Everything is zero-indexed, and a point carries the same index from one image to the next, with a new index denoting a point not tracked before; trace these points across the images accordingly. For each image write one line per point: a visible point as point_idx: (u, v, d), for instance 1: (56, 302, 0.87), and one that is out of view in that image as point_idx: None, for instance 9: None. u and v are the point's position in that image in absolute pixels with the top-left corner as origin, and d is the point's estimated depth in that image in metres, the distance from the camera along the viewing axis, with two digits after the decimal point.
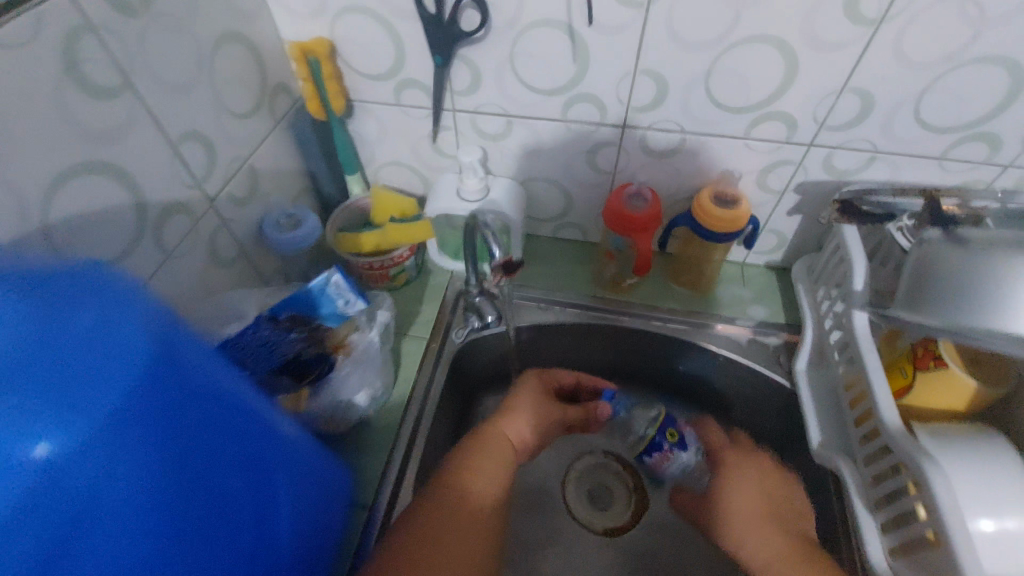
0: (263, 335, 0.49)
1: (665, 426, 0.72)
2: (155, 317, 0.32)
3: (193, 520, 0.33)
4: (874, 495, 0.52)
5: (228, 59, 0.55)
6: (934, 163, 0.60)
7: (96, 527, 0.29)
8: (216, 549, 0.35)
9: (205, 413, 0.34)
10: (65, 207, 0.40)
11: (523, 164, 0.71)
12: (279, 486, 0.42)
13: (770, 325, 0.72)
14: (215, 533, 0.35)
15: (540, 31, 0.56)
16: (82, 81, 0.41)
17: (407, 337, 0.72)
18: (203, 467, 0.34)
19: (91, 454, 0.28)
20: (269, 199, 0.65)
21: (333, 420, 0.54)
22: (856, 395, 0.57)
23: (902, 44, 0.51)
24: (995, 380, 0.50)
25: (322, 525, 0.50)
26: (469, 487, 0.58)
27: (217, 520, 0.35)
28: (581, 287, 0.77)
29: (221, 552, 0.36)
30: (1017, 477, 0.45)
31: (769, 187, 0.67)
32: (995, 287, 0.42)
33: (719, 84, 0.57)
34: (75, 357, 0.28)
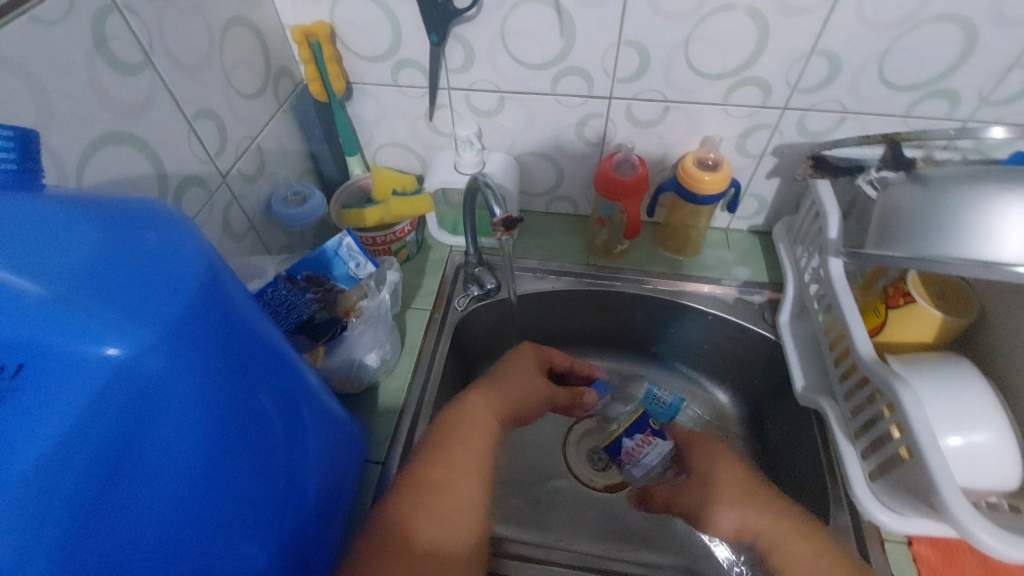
0: (281, 295, 0.52)
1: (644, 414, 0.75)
2: (204, 253, 0.32)
3: (236, 444, 0.35)
4: (853, 425, 0.55)
5: (236, 42, 0.58)
6: (899, 120, 0.65)
7: (156, 440, 0.30)
8: (255, 473, 0.37)
9: (243, 347, 0.36)
10: (97, 175, 0.44)
11: (516, 138, 0.75)
12: (303, 423, 0.44)
13: (755, 284, 0.76)
14: (255, 459, 0.37)
15: (528, 7, 0.60)
16: (109, 58, 0.44)
17: (411, 308, 0.75)
18: (242, 393, 0.35)
19: (156, 366, 0.29)
20: (275, 178, 0.68)
21: (346, 379, 0.58)
22: (835, 338, 0.60)
23: (863, 6, 0.55)
24: (959, 311, 0.54)
25: (341, 467, 0.53)
26: (445, 483, 0.50)
27: (255, 447, 0.37)
28: (575, 256, 0.81)
29: (260, 477, 0.38)
30: (986, 394, 0.48)
31: (748, 151, 0.71)
32: (952, 216, 0.46)
33: (698, 53, 0.61)
34: (138, 286, 0.28)
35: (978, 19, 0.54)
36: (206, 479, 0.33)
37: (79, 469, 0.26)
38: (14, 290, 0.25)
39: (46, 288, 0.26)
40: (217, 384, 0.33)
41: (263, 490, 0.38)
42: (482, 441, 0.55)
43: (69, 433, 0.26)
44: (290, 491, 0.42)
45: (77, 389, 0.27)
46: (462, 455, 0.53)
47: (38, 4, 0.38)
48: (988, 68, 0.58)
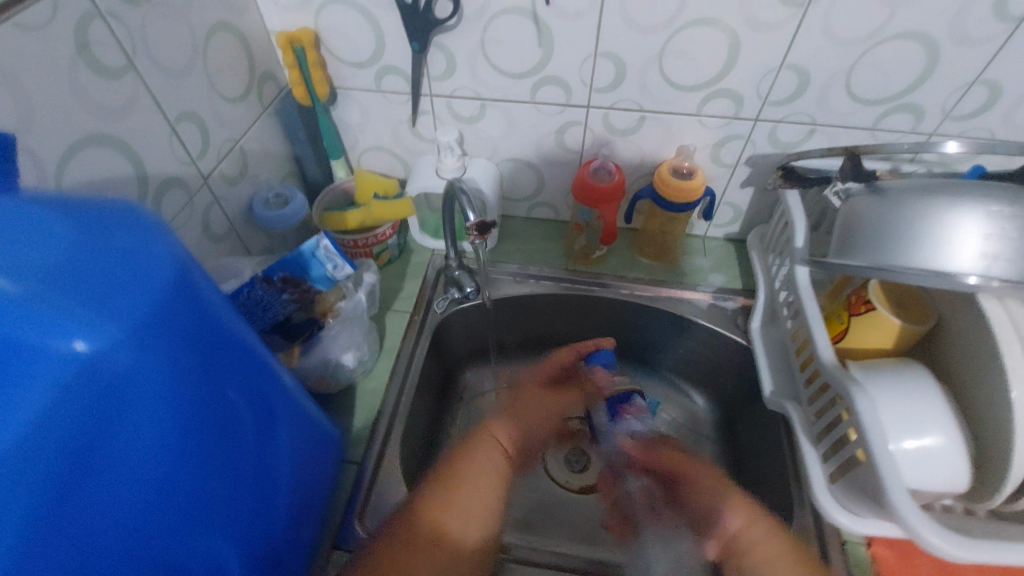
0: (257, 296, 0.52)
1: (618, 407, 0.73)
2: (179, 253, 0.33)
3: (205, 439, 0.36)
4: (816, 429, 0.57)
5: (220, 47, 0.60)
6: (868, 133, 0.67)
7: (122, 432, 0.31)
8: (224, 468, 0.38)
9: (216, 347, 0.37)
10: (77, 176, 0.45)
11: (497, 145, 0.77)
12: (276, 420, 0.45)
13: (729, 290, 0.78)
14: (224, 454, 0.38)
15: (507, 17, 0.61)
16: (91, 63, 0.45)
17: (391, 311, 0.76)
18: (213, 389, 0.36)
19: (123, 361, 0.30)
20: (257, 180, 0.69)
21: (321, 379, 0.59)
22: (801, 344, 0.62)
23: (829, 23, 0.57)
24: (919, 319, 0.56)
25: (317, 467, 0.54)
26: (459, 517, 0.55)
27: (225, 443, 0.38)
28: (555, 261, 0.83)
29: (228, 472, 0.39)
30: (938, 398, 0.50)
31: (722, 161, 0.73)
32: (908, 227, 0.48)
33: (671, 65, 0.63)
34: (108, 285, 0.29)
35: (938, 38, 0.56)
36: (172, 472, 0.34)
37: (43, 458, 0.27)
38: None
39: (16, 284, 0.26)
40: (186, 380, 0.34)
41: (232, 483, 0.39)
42: (493, 464, 0.61)
43: (35, 424, 0.27)
44: (260, 485, 0.43)
45: (44, 381, 0.28)
46: (474, 475, 0.59)
47: (20, 10, 0.39)
48: (950, 84, 0.60)
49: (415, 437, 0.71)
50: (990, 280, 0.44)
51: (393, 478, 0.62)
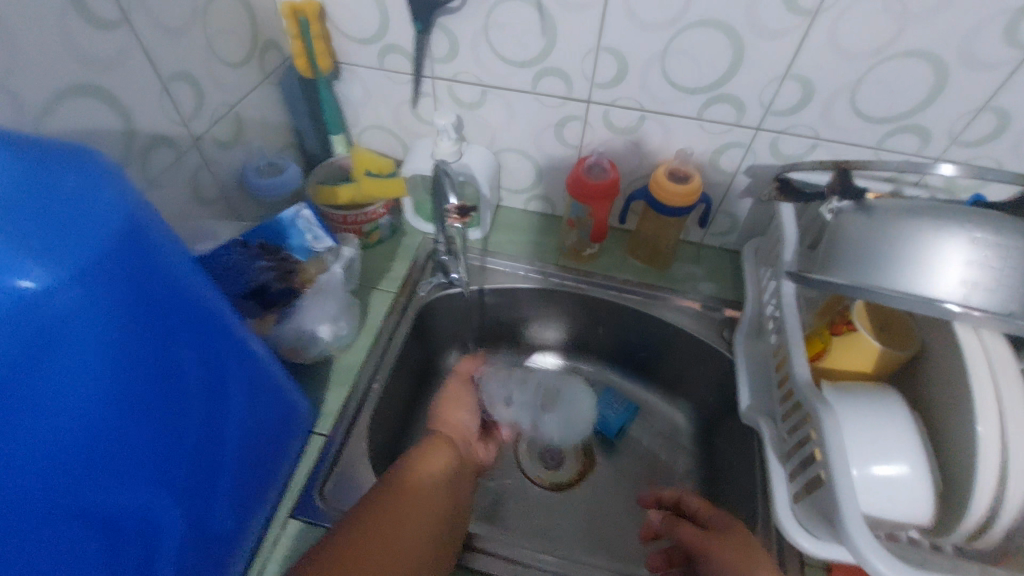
0: (232, 259, 0.52)
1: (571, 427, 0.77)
2: (133, 203, 0.33)
3: (144, 393, 0.36)
4: (785, 447, 0.55)
5: (222, 10, 0.60)
6: (871, 152, 0.65)
7: (56, 376, 0.31)
8: (163, 424, 0.38)
9: (167, 301, 0.37)
10: (62, 123, 0.45)
11: (496, 133, 0.76)
12: (229, 385, 0.45)
13: (718, 300, 0.77)
14: (164, 410, 0.38)
15: (511, 4, 0.61)
16: (85, 12, 0.45)
17: (376, 290, 0.76)
18: (159, 345, 0.36)
19: (62, 303, 0.30)
20: (252, 148, 0.70)
21: (293, 351, 0.58)
22: (781, 360, 0.61)
23: (836, 35, 0.55)
24: (899, 345, 0.54)
25: (274, 434, 0.54)
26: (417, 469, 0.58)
27: (166, 400, 0.38)
28: (545, 256, 0.82)
29: (168, 430, 0.39)
30: (908, 427, 0.49)
31: (721, 168, 0.72)
32: (892, 248, 0.47)
33: (673, 65, 0.62)
34: (56, 227, 0.29)
35: (948, 58, 0.54)
36: (105, 423, 0.34)
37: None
38: None
39: None
40: (128, 331, 0.34)
41: (171, 442, 0.39)
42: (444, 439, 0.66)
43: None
44: (203, 447, 0.43)
45: None
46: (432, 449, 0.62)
47: None
48: (958, 108, 0.58)
49: (387, 417, 0.71)
50: (969, 308, 0.43)
51: (357, 455, 0.62)
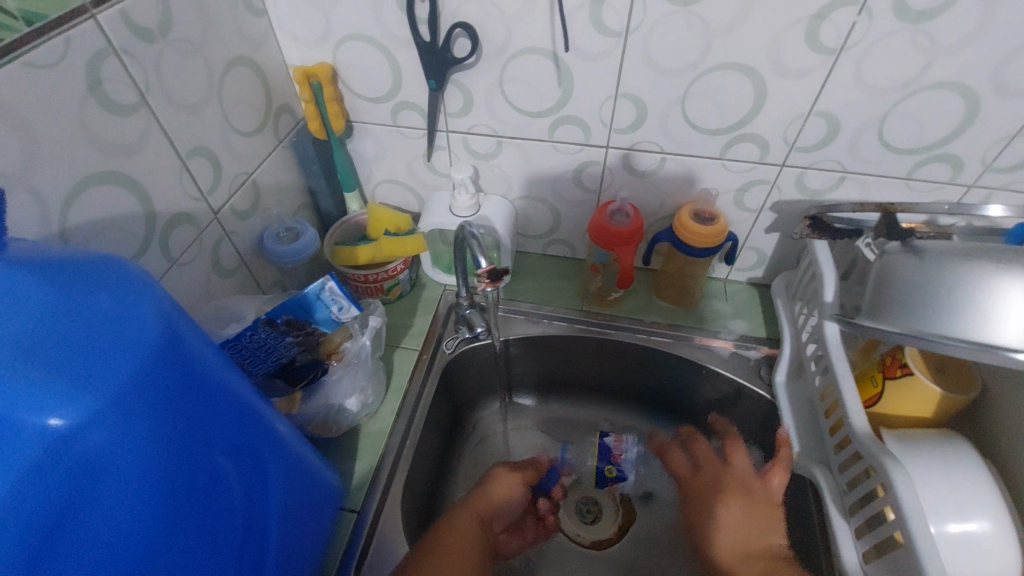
0: (260, 339, 0.50)
1: (603, 457, 0.81)
2: (165, 308, 0.32)
3: (189, 518, 0.33)
4: (848, 501, 0.53)
5: (237, 82, 0.59)
6: (902, 183, 0.63)
7: (93, 514, 0.28)
8: (211, 548, 0.35)
9: (207, 406, 0.34)
10: (84, 214, 0.44)
11: (513, 182, 0.75)
12: (269, 486, 0.42)
13: (752, 339, 0.74)
14: (210, 532, 0.35)
15: (526, 57, 0.60)
16: (104, 100, 0.45)
17: (400, 348, 0.74)
18: (201, 457, 0.33)
19: (96, 435, 0.27)
20: (269, 214, 0.68)
21: (324, 423, 0.57)
22: (831, 406, 0.58)
23: (862, 71, 0.54)
24: (962, 388, 0.52)
25: (312, 523, 0.50)
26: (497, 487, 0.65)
27: (213, 520, 0.35)
28: (569, 301, 0.80)
29: (215, 554, 0.35)
30: (982, 478, 0.46)
31: (746, 206, 0.70)
32: (946, 293, 0.45)
33: (695, 109, 0.61)
34: (87, 349, 0.28)
35: (979, 88, 0.53)
36: (150, 559, 0.31)
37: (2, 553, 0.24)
38: None
39: None
40: (167, 451, 0.31)
41: (218, 562, 0.35)
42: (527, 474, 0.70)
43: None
44: (249, 563, 0.39)
45: (11, 459, 0.25)
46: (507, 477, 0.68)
47: (31, 50, 0.39)
48: (990, 136, 0.57)
49: (419, 482, 0.68)
50: None
51: (393, 528, 0.59)
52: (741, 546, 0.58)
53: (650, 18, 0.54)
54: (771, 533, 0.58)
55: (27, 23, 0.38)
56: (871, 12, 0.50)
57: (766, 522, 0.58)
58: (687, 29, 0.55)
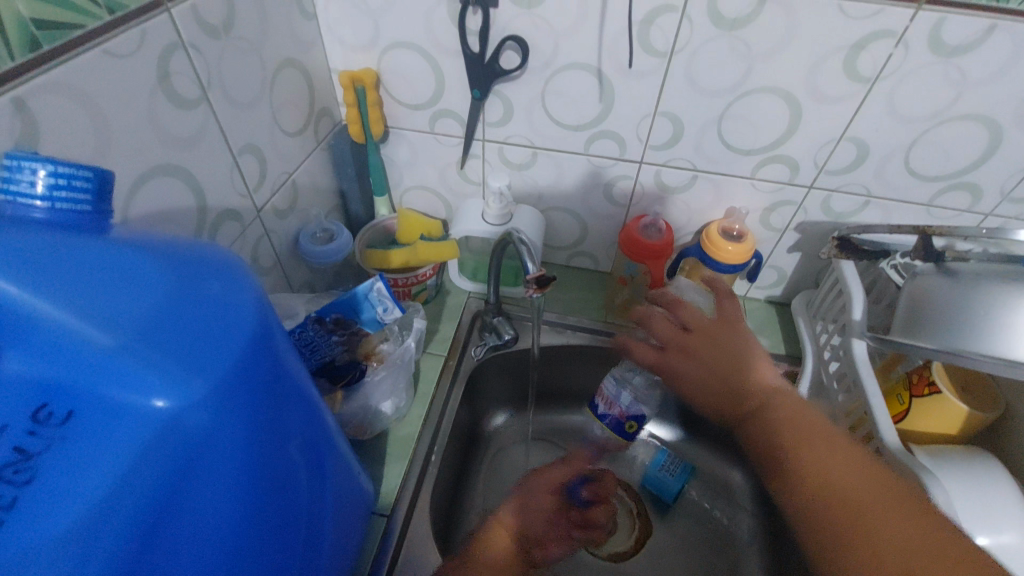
0: (308, 336, 0.53)
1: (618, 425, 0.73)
2: (261, 296, 0.31)
3: (268, 511, 0.32)
4: None
5: (286, 83, 0.60)
6: (922, 209, 0.66)
7: (193, 501, 0.28)
8: (282, 540, 0.35)
9: (287, 395, 0.34)
10: (144, 205, 0.44)
11: (544, 193, 0.76)
12: (325, 481, 0.41)
13: (772, 355, 0.76)
14: (282, 525, 0.34)
15: (571, 73, 0.62)
16: (171, 94, 0.45)
17: (426, 353, 0.74)
18: (279, 446, 0.33)
19: (203, 420, 0.27)
20: (305, 214, 0.69)
21: (359, 426, 0.57)
22: (856, 422, 0.59)
23: (895, 101, 0.57)
24: (987, 406, 0.54)
25: (353, 524, 0.49)
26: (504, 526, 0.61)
27: (285, 512, 0.34)
28: (593, 313, 0.81)
29: (285, 546, 0.35)
30: (1010, 493, 0.48)
31: (772, 225, 0.73)
32: (981, 311, 0.47)
33: (730, 129, 0.63)
34: (195, 329, 0.27)
35: (1003, 121, 0.56)
36: (237, 548, 0.31)
37: (112, 534, 0.25)
38: (77, 333, 0.25)
39: (110, 337, 0.25)
40: (258, 442, 0.31)
41: (285, 554, 0.35)
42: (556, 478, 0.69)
43: (103, 499, 0.24)
44: (308, 556, 0.39)
45: (123, 441, 0.25)
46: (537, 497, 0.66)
47: (112, 39, 0.39)
48: (1010, 167, 0.60)
49: (443, 488, 0.68)
50: None
51: (422, 535, 0.59)
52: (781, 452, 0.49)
53: (696, 41, 0.56)
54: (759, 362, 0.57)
55: (109, 11, 0.38)
56: (907, 45, 0.53)
57: (731, 341, 0.59)
58: (730, 53, 0.57)
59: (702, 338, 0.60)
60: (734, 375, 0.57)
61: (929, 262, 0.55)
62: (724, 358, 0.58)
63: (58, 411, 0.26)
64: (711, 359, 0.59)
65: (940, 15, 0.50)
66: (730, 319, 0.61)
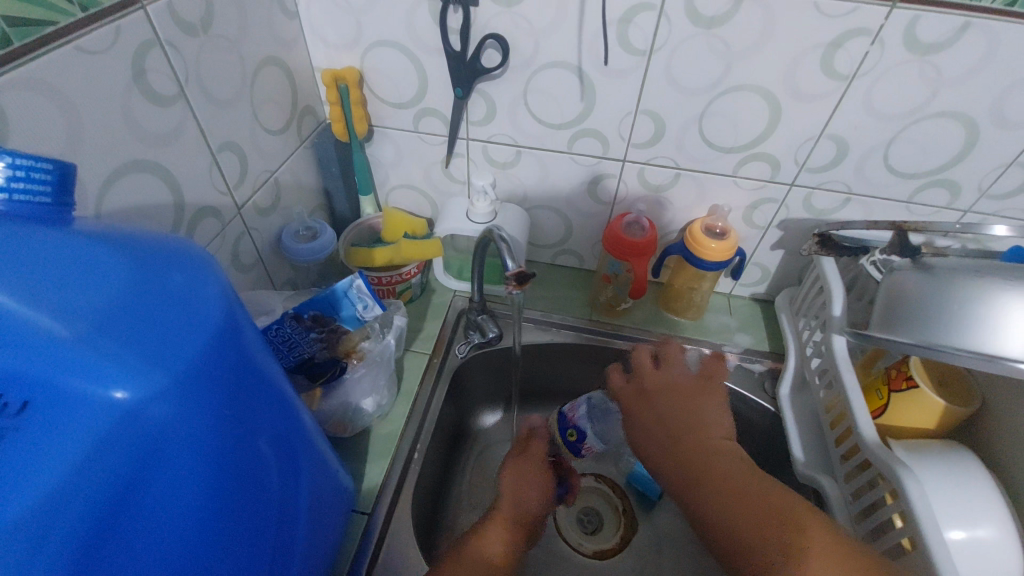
0: (284, 333, 0.52)
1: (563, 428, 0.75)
2: (226, 292, 0.31)
3: (234, 504, 0.32)
4: (854, 510, 0.54)
5: (267, 81, 0.60)
6: (902, 206, 0.67)
7: (151, 495, 0.28)
8: (251, 535, 0.35)
9: (255, 391, 0.34)
10: (117, 201, 0.44)
11: (529, 192, 0.77)
12: (299, 477, 0.41)
13: (756, 352, 0.76)
14: (251, 518, 0.34)
15: (552, 71, 0.62)
16: (147, 91, 0.45)
17: (410, 352, 0.74)
18: (247, 441, 0.33)
19: (164, 411, 0.27)
20: (288, 213, 0.69)
21: (339, 423, 0.57)
22: (836, 418, 0.60)
23: (872, 98, 0.58)
24: (963, 401, 0.55)
25: (331, 521, 0.49)
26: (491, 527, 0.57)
27: (254, 506, 0.34)
28: (578, 311, 0.81)
29: (254, 541, 0.35)
30: (986, 486, 0.48)
31: (755, 223, 0.73)
32: (955, 305, 0.48)
33: (710, 127, 0.64)
34: (156, 323, 0.27)
35: (978, 119, 0.57)
36: (201, 540, 0.31)
37: (65, 528, 0.24)
38: (32, 326, 0.25)
39: (68, 326, 0.25)
40: (223, 435, 0.31)
41: (254, 548, 0.35)
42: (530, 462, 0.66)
43: (58, 487, 0.24)
44: (280, 549, 0.39)
45: (81, 430, 0.25)
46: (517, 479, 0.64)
47: (84, 35, 0.39)
48: (989, 163, 0.60)
49: (426, 487, 0.68)
50: None
51: (403, 534, 0.59)
52: (762, 516, 0.49)
53: (675, 40, 0.57)
54: (718, 421, 0.60)
55: (81, 8, 0.38)
56: (883, 43, 0.53)
57: (693, 402, 0.62)
58: (708, 51, 0.57)
59: (663, 390, 0.64)
60: (687, 434, 0.59)
61: (907, 257, 0.55)
62: (684, 414, 0.61)
63: (13, 402, 0.25)
64: (670, 413, 0.61)
65: (914, 13, 0.51)
66: (706, 384, 0.64)
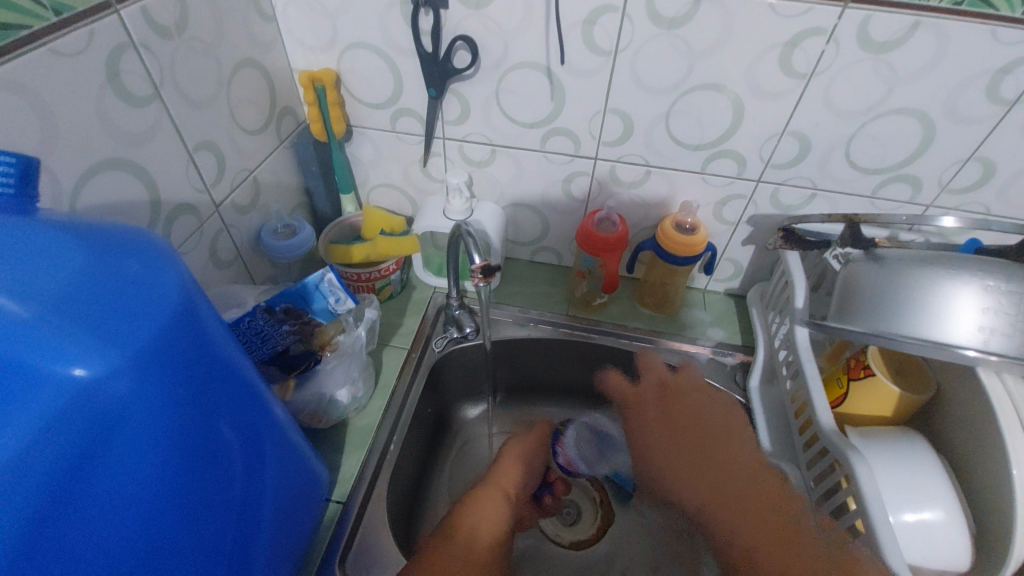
0: (257, 326, 0.54)
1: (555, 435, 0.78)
2: (185, 279, 0.33)
3: (192, 485, 0.34)
4: (815, 495, 0.55)
5: (244, 82, 0.62)
6: (867, 201, 0.68)
7: (107, 471, 0.29)
8: (210, 514, 0.36)
9: (215, 376, 0.35)
10: (92, 198, 0.46)
11: (505, 190, 0.78)
12: (264, 461, 0.43)
13: (729, 346, 0.78)
14: (210, 499, 0.36)
15: (522, 71, 0.64)
16: (121, 91, 0.47)
17: (389, 346, 0.75)
18: (206, 423, 0.35)
19: (121, 388, 0.29)
20: (267, 211, 0.70)
21: (315, 414, 0.59)
22: (800, 407, 0.61)
23: (831, 96, 0.59)
24: (916, 390, 0.57)
25: (298, 510, 0.51)
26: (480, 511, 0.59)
27: (213, 488, 0.36)
28: (556, 307, 0.83)
29: (213, 521, 0.36)
30: (936, 470, 0.50)
31: (725, 219, 0.75)
32: (901, 295, 0.49)
33: (676, 126, 0.65)
34: (116, 305, 0.29)
35: (934, 115, 0.58)
36: (155, 516, 0.32)
37: (21, 499, 0.25)
38: None
39: (24, 306, 0.26)
40: (181, 415, 0.32)
41: (214, 527, 0.37)
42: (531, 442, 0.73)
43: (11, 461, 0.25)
44: (242, 535, 0.40)
45: (37, 408, 0.26)
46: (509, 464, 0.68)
47: (58, 38, 0.41)
48: (947, 158, 0.62)
49: (404, 479, 0.69)
50: (987, 354, 0.46)
51: (376, 523, 0.60)
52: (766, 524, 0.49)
53: (638, 40, 0.59)
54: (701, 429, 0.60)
55: (55, 13, 0.40)
56: (838, 42, 0.55)
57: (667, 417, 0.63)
58: (671, 51, 0.59)
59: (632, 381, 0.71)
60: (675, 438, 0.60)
61: (857, 248, 0.57)
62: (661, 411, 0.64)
63: None
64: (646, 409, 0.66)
65: (866, 13, 0.52)
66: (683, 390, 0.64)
